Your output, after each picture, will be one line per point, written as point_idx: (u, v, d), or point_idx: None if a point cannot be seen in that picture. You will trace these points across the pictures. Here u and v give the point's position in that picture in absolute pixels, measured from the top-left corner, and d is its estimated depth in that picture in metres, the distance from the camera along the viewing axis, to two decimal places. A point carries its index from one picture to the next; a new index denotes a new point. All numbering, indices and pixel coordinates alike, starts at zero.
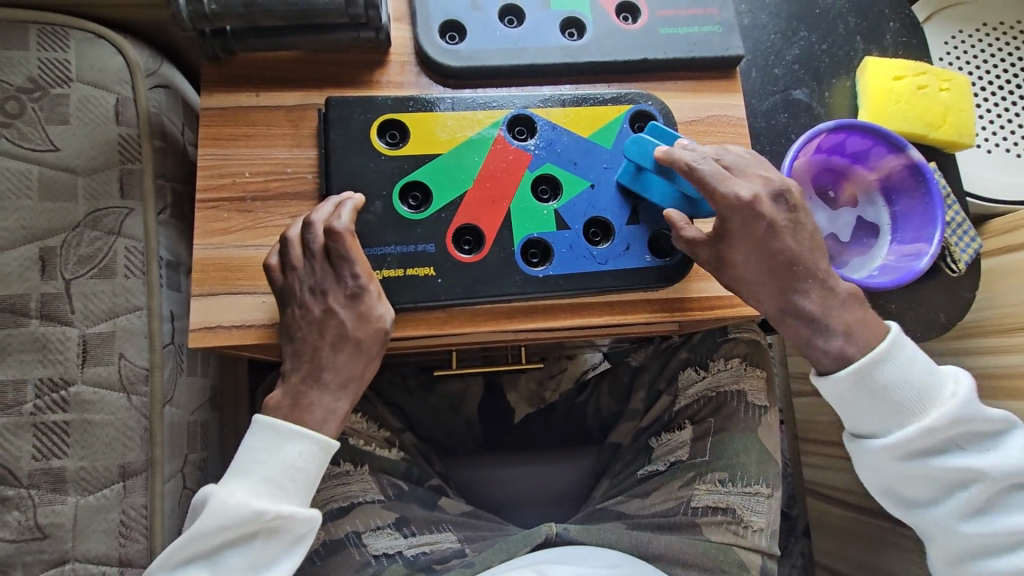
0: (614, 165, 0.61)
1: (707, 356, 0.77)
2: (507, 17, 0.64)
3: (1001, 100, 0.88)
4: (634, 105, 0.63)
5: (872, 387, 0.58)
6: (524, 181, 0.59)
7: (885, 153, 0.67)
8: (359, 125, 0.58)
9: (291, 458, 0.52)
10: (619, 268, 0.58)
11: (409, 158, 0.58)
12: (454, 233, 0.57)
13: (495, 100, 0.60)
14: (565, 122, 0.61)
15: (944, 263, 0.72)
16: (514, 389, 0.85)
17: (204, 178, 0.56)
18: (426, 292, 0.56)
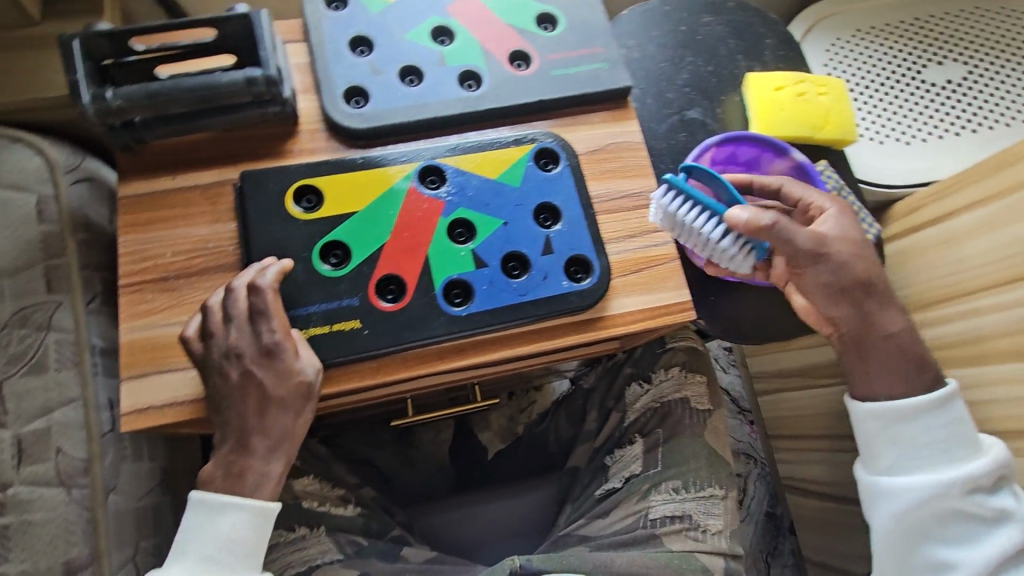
0: (524, 200, 0.65)
1: (649, 368, 0.80)
2: (407, 77, 0.68)
3: (883, 95, 0.97)
4: (536, 143, 0.67)
5: (923, 422, 0.65)
6: (440, 226, 0.62)
7: (773, 158, 0.72)
8: (274, 193, 0.60)
9: (227, 528, 0.55)
10: (540, 296, 0.61)
11: (327, 219, 0.61)
12: (376, 284, 0.59)
13: (404, 154, 0.64)
14: (472, 167, 0.65)
15: None
16: (486, 429, 0.89)
17: (125, 264, 0.58)
18: (353, 345, 0.57)
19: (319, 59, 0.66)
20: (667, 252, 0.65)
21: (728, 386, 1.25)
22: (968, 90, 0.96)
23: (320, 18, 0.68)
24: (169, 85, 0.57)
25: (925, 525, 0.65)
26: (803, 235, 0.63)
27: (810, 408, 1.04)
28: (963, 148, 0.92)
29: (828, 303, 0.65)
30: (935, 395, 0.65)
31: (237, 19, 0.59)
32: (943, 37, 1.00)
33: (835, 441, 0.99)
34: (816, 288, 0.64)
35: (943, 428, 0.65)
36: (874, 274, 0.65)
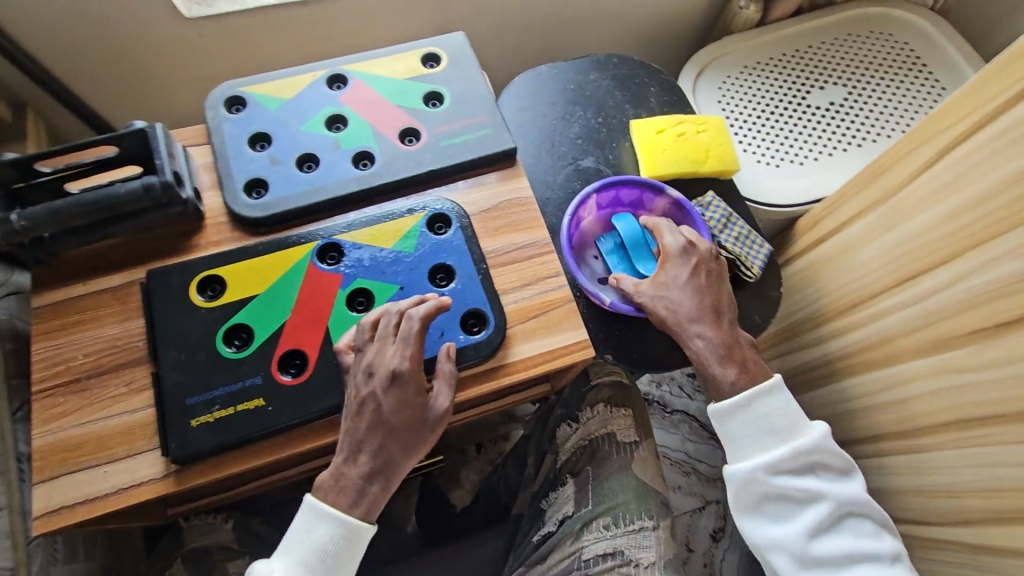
0: (419, 265, 0.69)
1: (576, 408, 0.82)
2: (305, 164, 0.74)
3: (774, 122, 1.04)
4: (427, 210, 0.71)
5: (748, 416, 0.69)
6: (338, 298, 0.66)
7: (654, 196, 0.78)
8: (178, 288, 0.65)
9: (324, 539, 0.58)
10: (438, 354, 0.65)
11: (229, 305, 0.64)
12: (278, 360, 0.63)
13: (303, 235, 0.69)
14: (367, 240, 0.69)
15: (738, 271, 0.79)
16: (458, 487, 0.99)
17: (37, 370, 0.61)
18: (258, 422, 0.60)
19: (220, 158, 0.72)
20: (560, 295, 0.68)
21: (698, 413, 1.25)
22: (849, 111, 1.04)
23: (222, 121, 0.74)
24: (70, 201, 0.62)
25: (747, 506, 0.70)
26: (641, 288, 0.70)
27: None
28: (850, 164, 0.99)
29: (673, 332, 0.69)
30: (746, 392, 0.68)
31: (132, 134, 0.64)
32: (824, 64, 1.08)
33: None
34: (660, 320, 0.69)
35: (769, 418, 0.69)
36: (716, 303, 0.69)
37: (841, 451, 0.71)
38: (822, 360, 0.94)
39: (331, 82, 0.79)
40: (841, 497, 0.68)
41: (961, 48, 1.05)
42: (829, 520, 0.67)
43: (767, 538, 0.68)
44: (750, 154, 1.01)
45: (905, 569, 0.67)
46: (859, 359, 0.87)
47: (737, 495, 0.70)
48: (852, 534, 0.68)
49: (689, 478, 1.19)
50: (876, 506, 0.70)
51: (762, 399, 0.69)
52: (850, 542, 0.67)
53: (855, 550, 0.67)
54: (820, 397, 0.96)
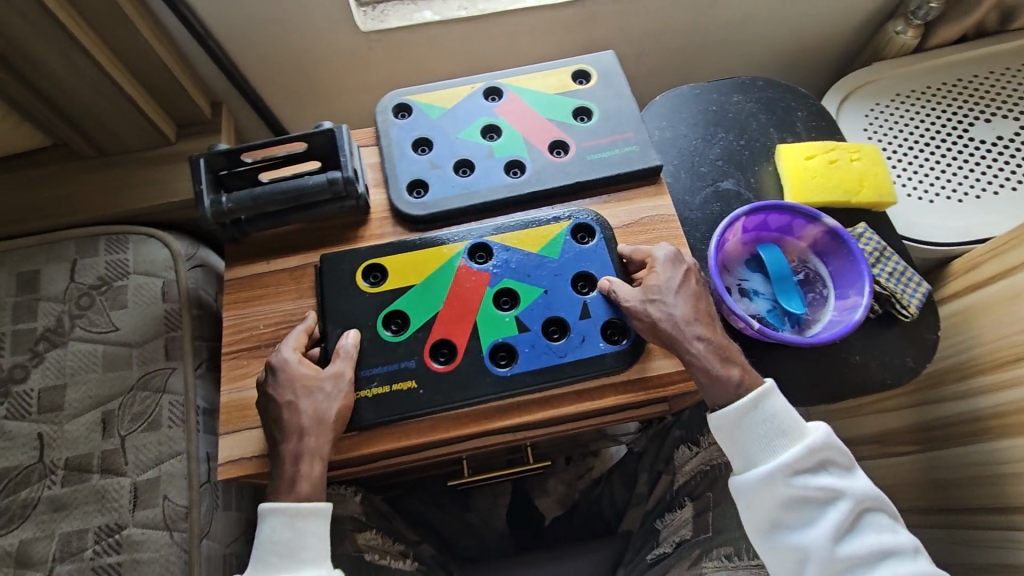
0: (563, 270, 0.71)
1: (698, 432, 0.83)
2: (461, 169, 0.79)
3: (930, 155, 0.98)
4: (573, 219, 0.74)
5: (748, 424, 0.63)
6: (487, 296, 0.70)
7: (805, 224, 0.73)
8: (347, 272, 0.71)
9: (276, 532, 0.60)
10: (578, 357, 0.67)
11: (389, 292, 0.70)
12: (431, 348, 0.68)
13: (458, 234, 0.73)
14: (515, 243, 0.73)
15: (893, 309, 0.75)
16: (545, 495, 1.00)
17: (228, 335, 0.69)
18: (410, 403, 0.65)
19: (387, 159, 0.79)
20: None
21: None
22: (1019, 147, 0.96)
23: (390, 125, 0.81)
24: (268, 189, 0.71)
25: (766, 517, 0.62)
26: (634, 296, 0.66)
27: (894, 479, 0.98)
28: (1017, 206, 0.93)
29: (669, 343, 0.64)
30: (743, 400, 0.63)
31: (322, 133, 0.72)
32: (990, 96, 1.01)
33: (937, 516, 0.91)
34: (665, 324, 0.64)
35: (770, 424, 0.63)
36: (700, 306, 0.65)
37: (844, 446, 0.65)
38: (969, 416, 0.84)
39: (486, 94, 0.84)
40: (856, 493, 0.62)
41: None
42: (849, 519, 0.62)
43: (793, 552, 0.62)
44: (899, 188, 0.95)
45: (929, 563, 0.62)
46: (1015, 421, 0.77)
47: (754, 505, 0.63)
48: (873, 532, 0.62)
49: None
50: (885, 496, 0.65)
51: (764, 399, 0.63)
52: (870, 541, 0.61)
53: (879, 548, 0.61)
54: (955, 454, 0.87)
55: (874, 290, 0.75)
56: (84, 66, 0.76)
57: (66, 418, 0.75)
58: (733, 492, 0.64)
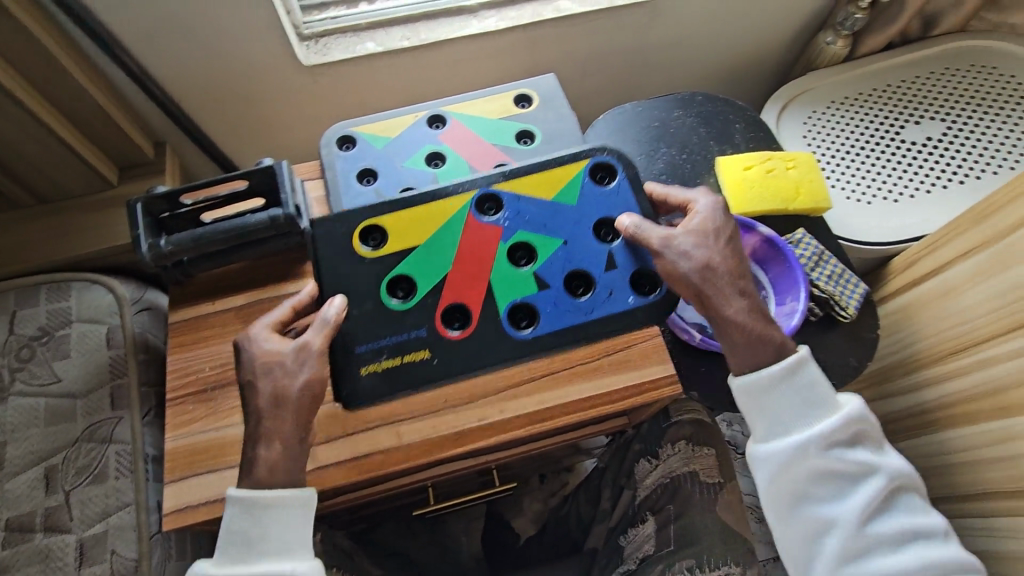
0: (583, 218, 0.73)
1: (656, 444, 0.85)
2: None
3: (865, 158, 1.01)
4: (591, 158, 0.75)
5: (782, 393, 0.63)
6: (501, 250, 0.71)
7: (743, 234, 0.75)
8: (344, 235, 0.71)
9: (242, 520, 0.59)
10: (603, 313, 0.70)
11: (393, 254, 0.71)
12: (444, 314, 0.69)
13: (461, 184, 0.73)
14: (525, 191, 0.73)
15: (833, 311, 0.77)
16: (519, 515, 1.00)
17: (171, 380, 0.68)
18: (426, 372, 0.67)
19: (331, 192, 0.78)
20: (648, 329, 0.70)
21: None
22: (948, 146, 1.00)
23: (333, 157, 0.81)
24: (209, 229, 0.70)
25: (795, 488, 0.63)
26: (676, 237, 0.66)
27: None
28: (949, 202, 0.96)
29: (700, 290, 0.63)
30: (778, 365, 0.63)
31: (261, 171, 0.72)
32: (918, 99, 1.05)
33: None
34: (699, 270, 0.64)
35: (805, 393, 0.63)
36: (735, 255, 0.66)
37: (878, 428, 0.66)
38: (917, 410, 0.88)
39: (431, 122, 0.84)
40: (888, 472, 0.63)
41: None
42: (880, 497, 0.62)
43: (818, 525, 0.62)
44: (839, 191, 0.99)
45: (959, 549, 0.63)
46: (959, 411, 0.80)
47: (781, 476, 0.63)
48: (903, 512, 0.63)
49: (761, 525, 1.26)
50: (917, 478, 0.66)
51: (805, 368, 0.64)
52: (901, 520, 0.62)
53: (909, 528, 0.62)
54: (907, 448, 0.90)
55: (815, 293, 0.77)
56: (15, 114, 0.75)
57: (4, 477, 0.72)
58: (758, 463, 0.65)
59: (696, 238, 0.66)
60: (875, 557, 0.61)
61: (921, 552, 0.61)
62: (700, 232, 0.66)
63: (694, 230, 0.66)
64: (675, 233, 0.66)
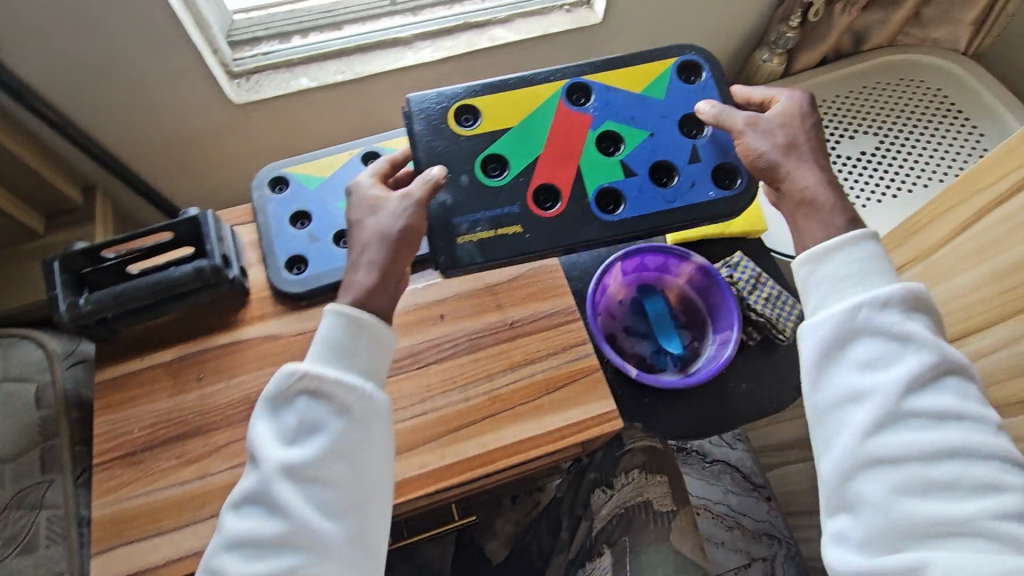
0: (668, 111, 0.73)
1: (611, 473, 0.86)
2: (341, 240, 0.77)
3: None
4: (679, 56, 0.75)
5: (844, 258, 0.58)
6: (590, 139, 0.72)
7: (679, 262, 0.77)
8: (443, 115, 0.70)
9: (340, 330, 0.58)
10: (686, 202, 0.69)
11: (486, 135, 0.70)
12: (534, 195, 0.69)
13: (549, 79, 0.73)
14: (615, 83, 0.74)
15: (771, 334, 0.78)
16: (493, 537, 1.00)
17: (99, 443, 0.66)
18: (515, 246, 0.67)
19: (263, 237, 0.77)
20: (589, 364, 0.70)
21: (738, 463, 1.34)
22: (882, 159, 1.03)
23: (265, 201, 0.79)
24: (131, 285, 0.68)
25: (839, 348, 0.57)
26: (764, 116, 0.66)
27: None
28: (885, 215, 0.98)
29: (783, 168, 0.63)
30: (850, 236, 0.59)
31: (186, 221, 0.70)
32: (853, 112, 1.08)
33: None
34: (782, 148, 0.64)
35: (868, 263, 0.58)
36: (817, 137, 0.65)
37: (934, 314, 0.59)
38: None
39: (365, 159, 0.83)
40: (940, 349, 0.56)
41: (996, 91, 1.03)
42: (927, 371, 0.55)
43: (851, 392, 0.56)
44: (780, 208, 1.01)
45: (1006, 447, 0.55)
46: None
47: (829, 333, 0.57)
48: (950, 394, 0.55)
49: (732, 532, 1.27)
50: (970, 375, 0.58)
51: (866, 242, 0.59)
52: (945, 401, 0.55)
53: (953, 412, 0.55)
54: None
55: (753, 317, 0.79)
56: None
57: None
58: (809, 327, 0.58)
59: (779, 119, 0.65)
60: (904, 430, 0.54)
61: (962, 437, 0.54)
62: (783, 115, 0.66)
63: (788, 114, 0.66)
64: (759, 118, 0.66)
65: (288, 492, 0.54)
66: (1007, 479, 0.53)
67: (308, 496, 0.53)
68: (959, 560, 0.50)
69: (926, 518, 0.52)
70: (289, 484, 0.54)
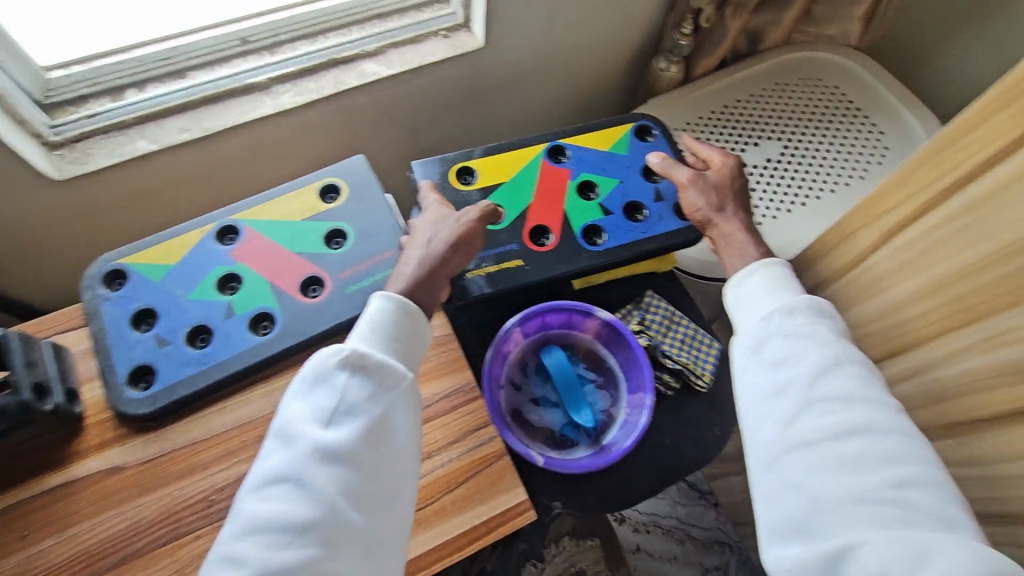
0: (632, 164, 0.79)
1: (541, 546, 0.85)
2: (198, 338, 0.66)
3: None
4: (636, 121, 0.82)
5: (755, 279, 0.65)
6: (571, 187, 0.77)
7: (583, 317, 0.72)
8: (445, 174, 0.76)
9: (390, 313, 0.61)
10: (657, 233, 0.74)
11: (483, 189, 0.75)
12: (530, 233, 0.73)
13: (530, 142, 0.79)
14: (585, 142, 0.80)
15: (689, 380, 0.73)
16: None
17: None
18: (519, 277, 0.71)
19: (100, 349, 0.64)
20: (493, 450, 0.62)
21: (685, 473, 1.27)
22: (788, 164, 0.99)
23: (99, 302, 0.67)
24: None
25: (757, 350, 0.60)
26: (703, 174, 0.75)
27: None
28: (797, 225, 0.94)
29: (713, 214, 0.72)
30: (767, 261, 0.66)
31: None
32: (757, 116, 1.04)
33: None
34: (709, 204, 0.73)
35: (780, 282, 0.64)
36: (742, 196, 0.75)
37: (844, 326, 0.63)
38: None
39: (221, 235, 0.71)
40: (844, 346, 0.59)
41: (889, 86, 1.02)
42: (829, 359, 0.57)
43: (767, 389, 0.58)
44: None
45: (916, 430, 0.54)
46: None
47: (748, 339, 0.62)
48: (854, 379, 0.56)
49: (683, 546, 1.23)
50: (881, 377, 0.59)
51: (776, 266, 0.66)
52: (853, 388, 0.55)
53: (863, 398, 0.55)
54: None
55: (668, 365, 0.73)
56: None
57: None
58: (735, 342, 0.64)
59: (716, 178, 0.75)
60: (812, 415, 0.55)
61: (868, 416, 0.53)
62: (718, 176, 0.75)
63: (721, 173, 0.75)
64: (701, 175, 0.75)
65: (324, 472, 0.52)
66: (916, 454, 0.52)
67: (341, 478, 0.53)
68: (878, 535, 0.47)
69: (841, 496, 0.50)
70: (327, 463, 0.53)
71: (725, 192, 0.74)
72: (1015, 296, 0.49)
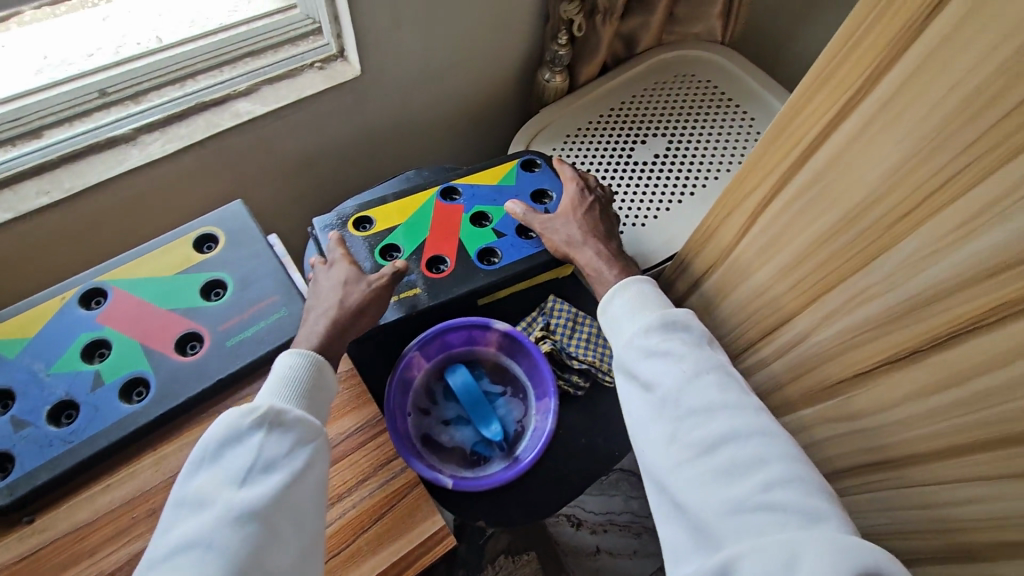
0: (521, 194, 0.80)
1: None
2: (63, 415, 0.61)
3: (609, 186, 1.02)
4: (522, 155, 0.84)
5: (618, 302, 0.67)
6: (464, 218, 0.77)
7: (483, 332, 0.74)
8: (343, 222, 0.75)
9: (302, 367, 0.60)
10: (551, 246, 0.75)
11: (382, 231, 0.75)
12: (427, 262, 0.73)
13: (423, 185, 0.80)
14: (474, 178, 0.81)
15: (598, 376, 0.76)
16: None
17: None
18: (424, 300, 0.70)
19: None
20: (405, 481, 0.59)
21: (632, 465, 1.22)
22: (675, 157, 1.03)
23: None
24: None
25: (629, 374, 0.63)
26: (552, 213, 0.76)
27: None
28: (688, 215, 0.98)
29: (566, 248, 0.73)
30: (620, 290, 0.68)
31: None
32: (641, 115, 1.08)
33: None
34: (559, 238, 0.74)
35: (641, 301, 0.67)
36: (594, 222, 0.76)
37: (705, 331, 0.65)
38: None
39: (85, 300, 0.67)
40: (702, 353, 0.61)
41: (755, 75, 1.09)
42: (686, 373, 0.59)
43: (645, 413, 0.61)
44: None
45: (777, 425, 0.57)
46: None
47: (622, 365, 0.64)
48: (713, 389, 0.59)
49: (641, 539, 1.16)
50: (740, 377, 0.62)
51: (637, 285, 0.68)
52: (714, 396, 0.58)
53: (724, 405, 0.57)
54: None
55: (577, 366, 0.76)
56: None
57: None
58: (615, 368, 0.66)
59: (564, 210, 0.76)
60: (683, 433, 0.58)
61: (730, 424, 0.56)
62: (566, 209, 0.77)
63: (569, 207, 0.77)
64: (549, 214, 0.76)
65: (238, 534, 0.49)
66: (777, 452, 0.55)
67: (256, 540, 0.50)
68: (754, 543, 0.50)
69: (719, 508, 0.53)
70: (242, 524, 0.50)
71: (576, 223, 0.75)
72: (863, 256, 0.53)
